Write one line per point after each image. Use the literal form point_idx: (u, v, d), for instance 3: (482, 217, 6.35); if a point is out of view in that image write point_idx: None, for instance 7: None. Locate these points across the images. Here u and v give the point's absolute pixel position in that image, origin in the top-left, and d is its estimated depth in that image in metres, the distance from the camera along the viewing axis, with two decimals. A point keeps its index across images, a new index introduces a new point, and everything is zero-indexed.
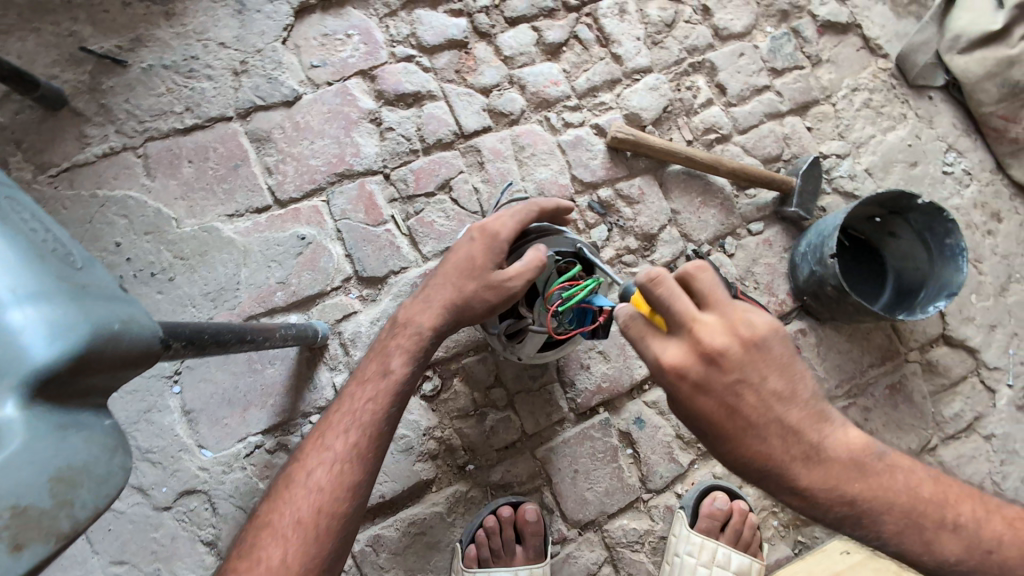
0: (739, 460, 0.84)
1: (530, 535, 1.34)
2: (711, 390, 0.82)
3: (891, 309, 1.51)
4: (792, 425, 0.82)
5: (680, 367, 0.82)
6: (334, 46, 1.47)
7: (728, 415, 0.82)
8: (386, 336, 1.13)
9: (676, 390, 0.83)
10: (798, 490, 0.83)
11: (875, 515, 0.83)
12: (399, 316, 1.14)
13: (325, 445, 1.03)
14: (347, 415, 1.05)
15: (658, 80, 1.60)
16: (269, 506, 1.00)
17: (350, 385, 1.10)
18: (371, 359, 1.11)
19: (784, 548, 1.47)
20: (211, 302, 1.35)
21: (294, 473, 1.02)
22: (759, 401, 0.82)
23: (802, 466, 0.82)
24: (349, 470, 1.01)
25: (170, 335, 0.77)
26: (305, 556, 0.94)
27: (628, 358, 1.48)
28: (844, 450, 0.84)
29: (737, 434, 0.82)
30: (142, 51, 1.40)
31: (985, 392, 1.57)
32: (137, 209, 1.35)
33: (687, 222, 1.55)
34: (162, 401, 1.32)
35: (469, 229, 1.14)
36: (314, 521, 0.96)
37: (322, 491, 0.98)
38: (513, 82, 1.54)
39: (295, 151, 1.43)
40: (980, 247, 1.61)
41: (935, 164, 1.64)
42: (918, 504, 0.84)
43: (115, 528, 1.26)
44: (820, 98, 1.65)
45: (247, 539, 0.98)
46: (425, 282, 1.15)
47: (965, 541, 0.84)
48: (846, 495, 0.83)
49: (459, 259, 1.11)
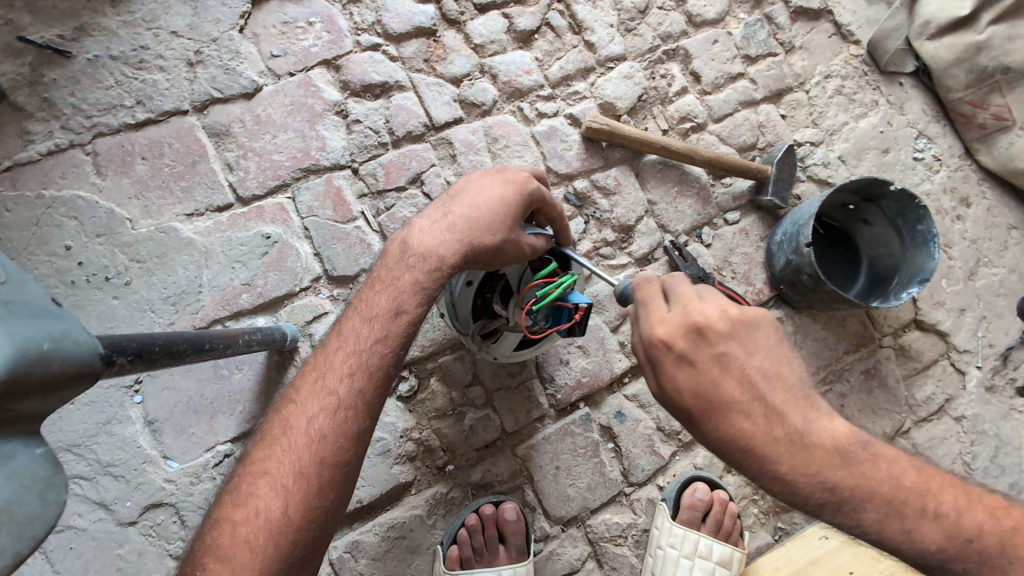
0: (720, 439, 0.83)
1: (511, 534, 1.31)
2: (697, 362, 0.82)
3: (865, 296, 1.53)
4: (776, 407, 0.82)
5: (670, 335, 0.84)
6: (295, 34, 1.41)
7: (711, 388, 0.82)
8: (394, 264, 1.00)
9: (662, 360, 0.84)
10: (779, 476, 0.81)
11: (854, 503, 0.81)
12: (414, 244, 1.00)
13: (329, 387, 0.93)
14: (351, 356, 0.94)
15: (632, 68, 1.57)
16: (261, 454, 0.90)
17: (350, 320, 0.98)
18: (380, 292, 0.98)
19: (764, 535, 1.49)
20: (172, 307, 1.28)
21: (291, 418, 0.92)
22: (743, 377, 0.82)
23: (784, 450, 0.81)
24: (355, 417, 0.92)
25: (114, 350, 0.70)
26: (308, 506, 0.87)
27: (608, 352, 1.46)
28: (829, 436, 0.82)
29: (721, 410, 0.82)
30: (87, 40, 1.31)
31: (956, 375, 1.60)
32: (88, 209, 1.27)
33: (664, 213, 1.54)
34: (122, 412, 1.26)
35: (503, 173, 1.04)
36: (315, 472, 0.88)
37: (324, 441, 0.89)
38: (485, 71, 1.49)
39: (257, 145, 1.36)
40: (950, 232, 1.63)
41: (906, 151, 1.65)
42: (897, 491, 0.81)
43: (76, 546, 1.20)
44: (793, 85, 1.65)
45: (240, 488, 0.89)
46: (445, 209, 1.02)
47: (945, 530, 0.80)
48: (826, 484, 0.81)
49: (493, 197, 1.00)
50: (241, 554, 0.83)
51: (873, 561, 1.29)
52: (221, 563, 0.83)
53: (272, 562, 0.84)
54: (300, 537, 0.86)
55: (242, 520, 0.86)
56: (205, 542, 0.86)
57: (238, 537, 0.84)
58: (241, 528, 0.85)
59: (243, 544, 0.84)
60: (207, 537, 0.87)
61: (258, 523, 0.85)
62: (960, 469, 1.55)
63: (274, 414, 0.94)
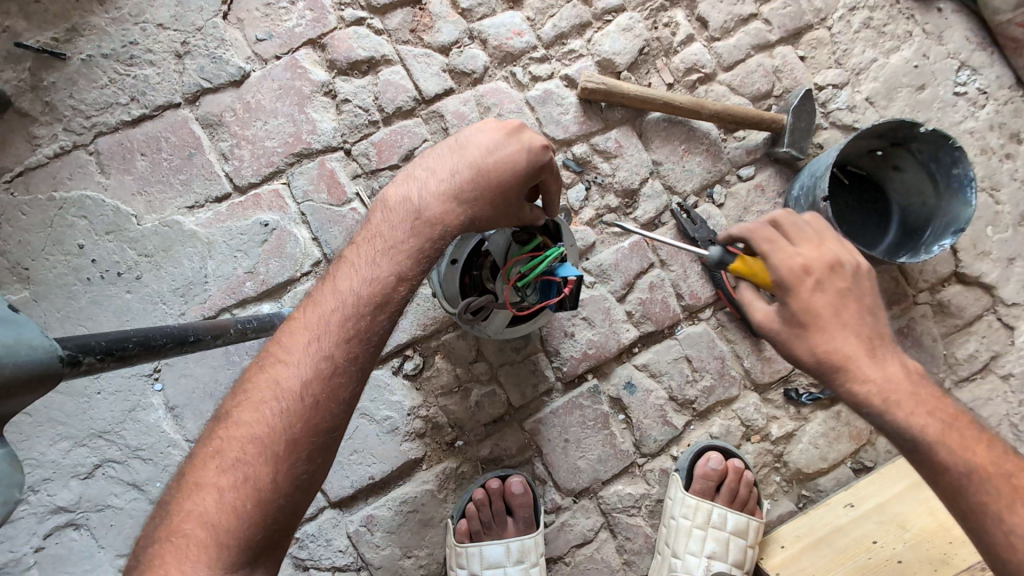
0: (823, 349, 0.87)
1: (519, 507, 1.32)
2: (824, 290, 0.87)
3: (895, 249, 1.40)
4: (873, 330, 0.88)
5: (808, 265, 0.88)
6: (278, 16, 1.39)
7: (825, 308, 0.87)
8: (398, 223, 0.91)
9: (793, 286, 0.88)
10: (863, 384, 0.86)
11: (920, 418, 0.85)
12: (426, 209, 0.91)
13: (324, 351, 0.84)
14: (349, 320, 0.86)
15: (631, 19, 1.46)
16: (247, 416, 0.82)
17: (349, 278, 0.89)
18: (381, 253, 0.90)
19: (787, 503, 1.44)
20: (182, 298, 1.32)
21: (282, 379, 0.83)
22: (854, 304, 0.88)
23: (871, 365, 0.86)
24: (347, 384, 0.85)
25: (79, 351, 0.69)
26: (293, 471, 0.81)
27: (615, 322, 1.42)
28: (908, 364, 0.88)
29: (828, 323, 0.87)
30: (80, 41, 1.33)
31: (1003, 331, 1.47)
32: (96, 208, 1.32)
33: (670, 173, 1.45)
34: (146, 399, 1.33)
35: (520, 132, 0.95)
36: (306, 440, 0.82)
37: (319, 408, 0.83)
38: (474, 36, 1.43)
39: (249, 133, 1.36)
40: (997, 173, 1.48)
41: (945, 86, 1.49)
42: (957, 417, 0.86)
43: (116, 523, 1.29)
44: (813, 22, 1.50)
45: (225, 452, 0.81)
46: (451, 166, 0.93)
47: (992, 459, 0.84)
48: (909, 394, 0.86)
49: (502, 163, 0.92)
50: (227, 520, 0.77)
51: (899, 530, 1.27)
52: (205, 529, 0.77)
53: (257, 528, 0.79)
54: (284, 503, 0.81)
55: (228, 487, 0.78)
56: (182, 508, 0.79)
57: (223, 502, 0.78)
58: (227, 494, 0.78)
59: (229, 510, 0.78)
60: (185, 502, 0.79)
61: (245, 490, 0.78)
62: (1006, 431, 1.45)
63: (259, 373, 0.85)
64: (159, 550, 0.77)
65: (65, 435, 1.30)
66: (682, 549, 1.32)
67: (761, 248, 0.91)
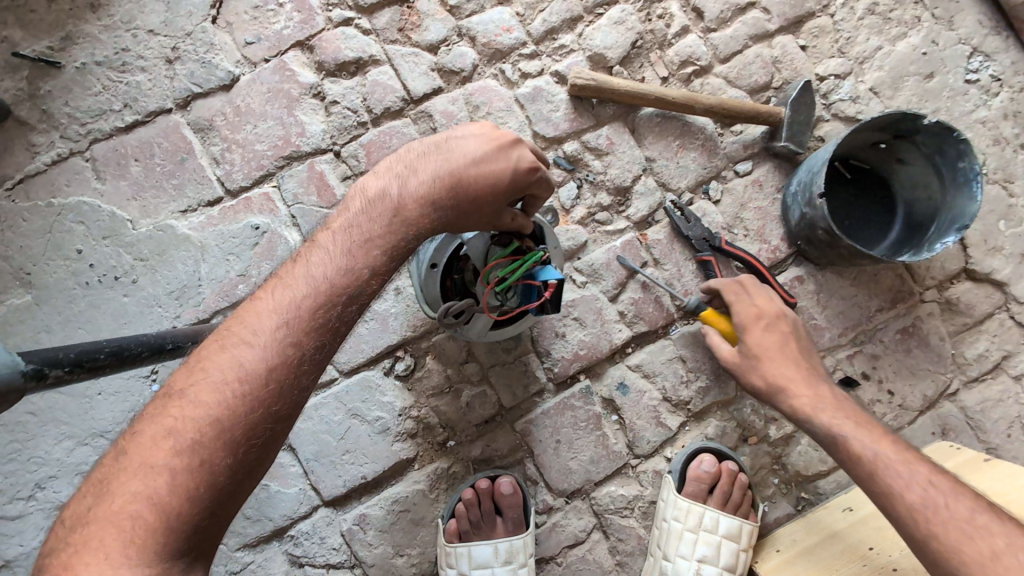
0: (763, 372, 1.20)
1: (507, 507, 1.33)
2: (769, 331, 1.22)
3: (898, 246, 1.35)
4: (806, 365, 1.20)
5: (760, 313, 1.23)
6: (267, 18, 1.39)
7: (767, 342, 1.21)
8: (376, 214, 0.90)
9: (749, 329, 1.23)
10: (789, 395, 1.17)
11: (835, 421, 1.11)
12: (404, 205, 0.90)
13: (292, 337, 0.84)
14: (320, 308, 0.86)
15: (624, 12, 1.43)
16: (206, 398, 0.80)
17: (320, 266, 0.88)
18: (356, 242, 0.89)
19: (785, 505, 1.42)
20: (176, 301, 1.34)
21: (245, 365, 0.82)
22: (792, 344, 1.22)
23: (801, 385, 1.17)
24: (310, 374, 0.85)
25: (45, 365, 0.76)
26: (247, 458, 0.80)
27: (607, 323, 1.40)
28: (836, 394, 1.16)
29: (767, 353, 1.21)
30: (74, 49, 1.35)
31: (1015, 329, 1.42)
32: (93, 214, 1.34)
33: (664, 169, 1.42)
34: (144, 399, 1.36)
35: (507, 149, 0.93)
36: (265, 427, 0.81)
37: (282, 396, 0.83)
38: (462, 34, 1.42)
39: (239, 137, 1.37)
40: (1011, 164, 1.42)
41: (955, 74, 1.42)
42: (875, 428, 1.09)
43: None
44: (815, 9, 1.44)
45: (177, 432, 0.78)
46: (433, 168, 0.92)
47: (903, 457, 1.03)
48: (831, 405, 1.14)
49: (483, 173, 0.91)
50: (177, 503, 0.75)
51: (896, 537, 1.20)
52: (152, 511, 0.74)
53: (205, 514, 0.77)
54: (235, 490, 0.80)
55: (180, 469, 0.76)
56: (125, 488, 0.75)
57: (173, 485, 0.75)
58: (177, 476, 0.76)
59: (180, 493, 0.75)
60: (130, 482, 0.75)
61: (199, 474, 0.77)
62: (1017, 433, 1.40)
63: (220, 354, 0.83)
64: (100, 530, 0.73)
65: (69, 434, 1.34)
66: (672, 552, 1.30)
67: (725, 295, 1.28)
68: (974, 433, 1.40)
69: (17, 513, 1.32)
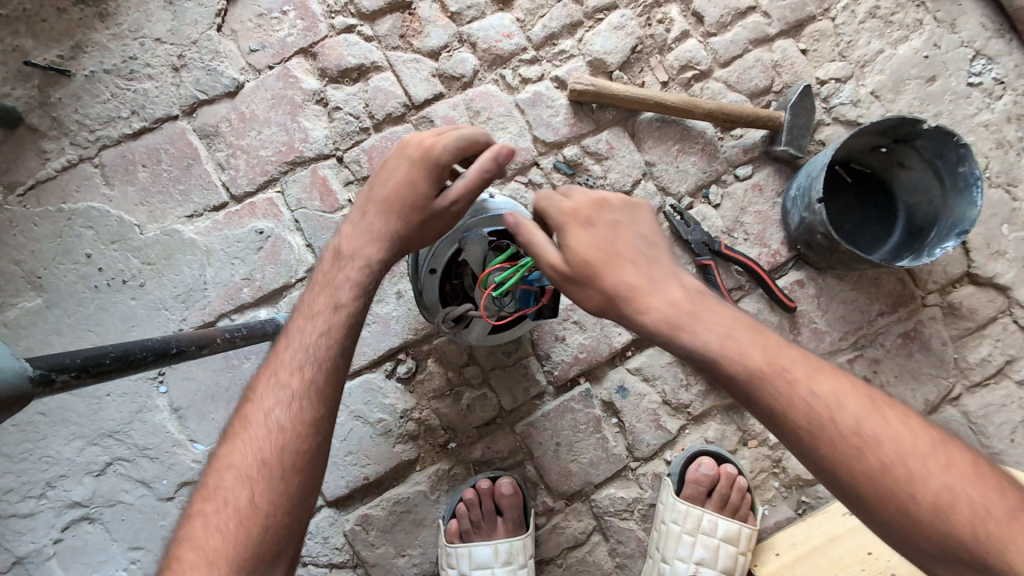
0: None
1: (508, 508, 1.34)
2: None
3: (899, 250, 1.35)
4: None
5: None
6: (271, 26, 1.41)
7: None
8: (328, 268, 0.96)
9: None
10: None
11: None
12: (344, 248, 0.96)
13: (281, 379, 0.89)
14: (300, 348, 0.90)
15: (624, 17, 1.44)
16: (223, 450, 0.88)
17: (296, 320, 0.95)
18: (319, 291, 0.95)
19: (786, 509, 1.42)
20: (183, 304, 1.37)
21: (251, 415, 0.89)
22: None
23: None
24: (310, 405, 0.87)
25: (52, 370, 0.79)
26: (269, 492, 0.83)
27: (606, 327, 1.41)
28: None
29: None
30: (83, 57, 1.38)
31: (1018, 333, 1.41)
32: (101, 219, 1.37)
33: (664, 173, 1.42)
34: (151, 401, 1.39)
35: (404, 148, 0.95)
36: (279, 460, 0.85)
37: (283, 430, 0.86)
38: (463, 39, 1.43)
39: (244, 143, 1.40)
40: (1014, 168, 1.41)
41: (958, 77, 1.42)
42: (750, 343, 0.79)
43: (127, 518, 1.36)
44: (816, 13, 1.44)
45: (207, 483, 0.86)
46: (364, 201, 0.97)
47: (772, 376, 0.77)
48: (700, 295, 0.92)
49: (394, 184, 0.94)
50: (214, 543, 0.81)
51: None
52: (193, 551, 0.81)
53: (242, 549, 0.81)
54: (269, 523, 0.82)
55: (212, 512, 0.83)
56: (177, 538, 0.84)
57: (209, 527, 0.82)
58: (211, 519, 0.83)
59: (213, 532, 0.82)
60: (179, 531, 0.85)
61: (228, 512, 0.83)
62: (1021, 438, 1.39)
63: (235, 415, 0.92)
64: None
65: (78, 435, 1.37)
66: (671, 555, 1.30)
67: None
68: (976, 437, 1.39)
69: (29, 511, 1.35)
